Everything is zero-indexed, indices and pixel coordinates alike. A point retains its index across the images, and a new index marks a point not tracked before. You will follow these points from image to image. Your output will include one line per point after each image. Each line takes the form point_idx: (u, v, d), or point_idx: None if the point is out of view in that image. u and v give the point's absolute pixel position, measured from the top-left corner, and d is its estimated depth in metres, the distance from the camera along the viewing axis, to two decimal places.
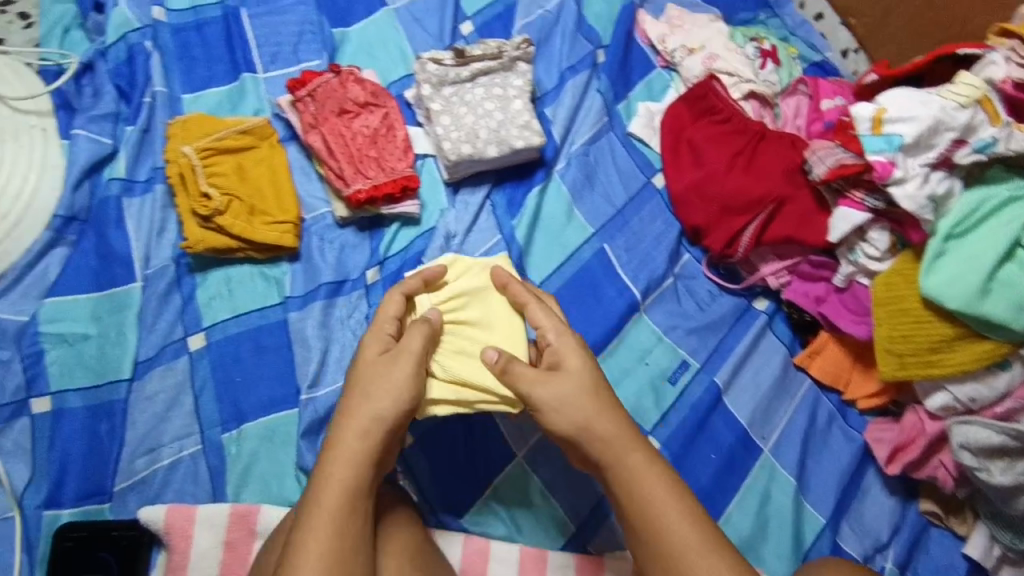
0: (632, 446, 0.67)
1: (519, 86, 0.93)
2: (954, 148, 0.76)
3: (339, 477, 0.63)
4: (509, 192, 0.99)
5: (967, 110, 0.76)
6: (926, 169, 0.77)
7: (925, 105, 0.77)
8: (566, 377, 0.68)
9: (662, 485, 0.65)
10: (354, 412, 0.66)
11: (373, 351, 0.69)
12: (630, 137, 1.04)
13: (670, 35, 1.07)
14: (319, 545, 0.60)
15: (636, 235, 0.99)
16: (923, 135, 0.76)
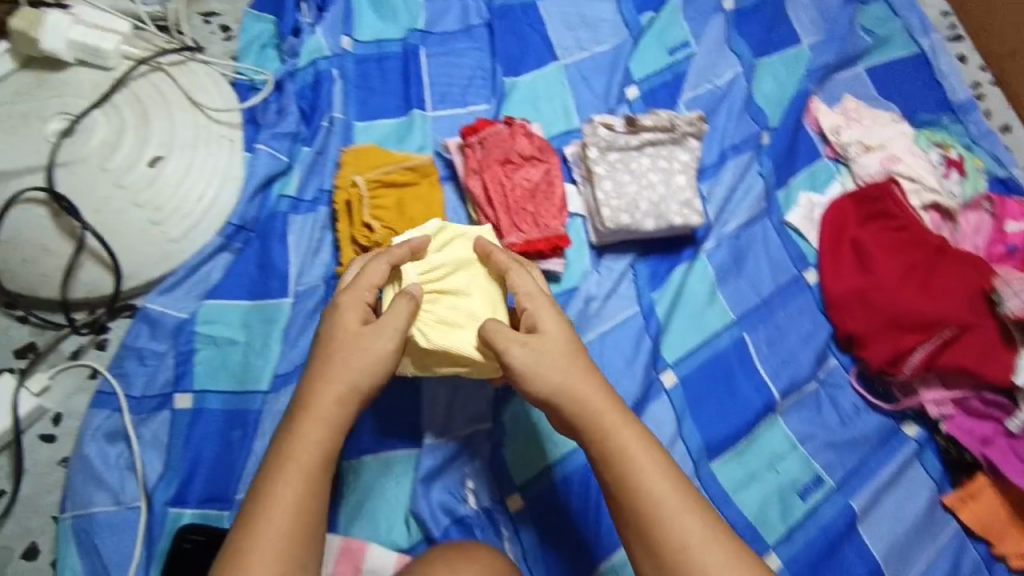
0: (607, 406, 0.68)
1: (685, 161, 0.91)
2: None
3: (317, 432, 0.65)
4: (653, 264, 0.96)
5: None
6: None
7: None
8: (546, 337, 0.69)
9: (635, 443, 0.67)
10: (327, 370, 0.67)
11: (352, 321, 0.68)
12: (786, 227, 1.00)
13: (845, 128, 1.03)
14: (297, 491, 0.62)
15: (780, 330, 0.94)
16: None
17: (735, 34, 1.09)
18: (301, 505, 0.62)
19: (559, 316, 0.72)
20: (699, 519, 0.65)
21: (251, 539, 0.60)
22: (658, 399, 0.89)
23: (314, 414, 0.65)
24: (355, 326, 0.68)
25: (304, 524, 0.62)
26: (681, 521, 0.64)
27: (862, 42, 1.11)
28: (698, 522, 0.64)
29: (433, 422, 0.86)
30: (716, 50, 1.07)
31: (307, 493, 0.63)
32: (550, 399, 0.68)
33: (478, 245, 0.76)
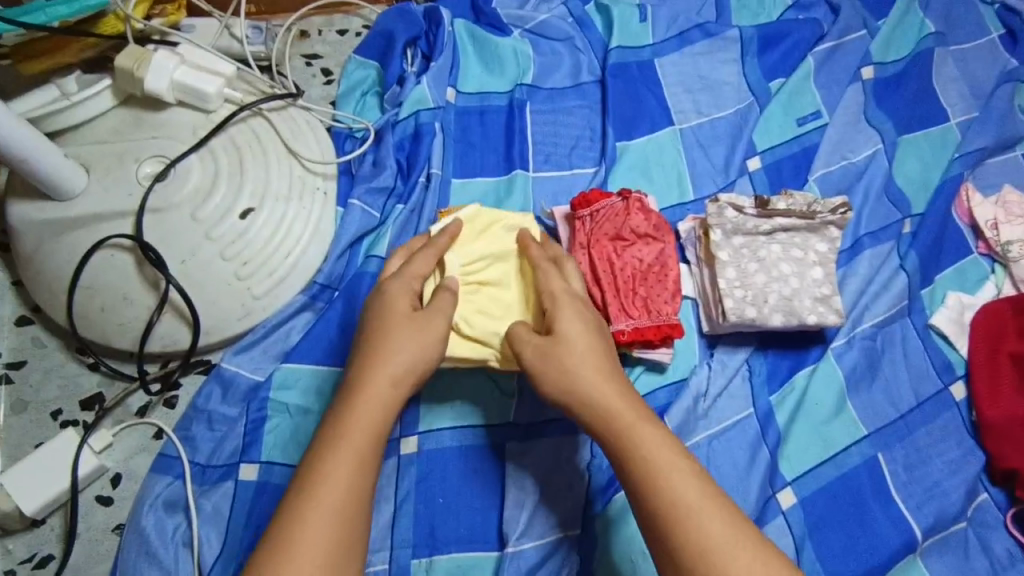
0: (623, 402, 0.64)
1: (822, 251, 0.81)
2: None
3: (373, 414, 0.61)
4: (772, 360, 0.85)
5: None
6: None
7: None
8: (564, 334, 0.67)
9: (653, 441, 0.61)
10: (383, 350, 0.64)
11: (402, 306, 0.67)
12: (929, 329, 0.87)
13: (1004, 223, 0.90)
14: (349, 470, 0.58)
15: (921, 453, 0.81)
16: None
17: (873, 107, 0.99)
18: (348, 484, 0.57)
19: (583, 314, 0.69)
20: (733, 523, 0.57)
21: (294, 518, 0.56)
22: (775, 522, 0.77)
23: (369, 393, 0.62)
24: (405, 314, 0.66)
25: (355, 507, 0.57)
26: (703, 522, 0.56)
27: (1021, 125, 0.99)
28: (729, 525, 0.56)
29: (515, 523, 0.76)
30: (852, 124, 0.97)
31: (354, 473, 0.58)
32: (566, 400, 0.65)
33: (524, 237, 0.77)
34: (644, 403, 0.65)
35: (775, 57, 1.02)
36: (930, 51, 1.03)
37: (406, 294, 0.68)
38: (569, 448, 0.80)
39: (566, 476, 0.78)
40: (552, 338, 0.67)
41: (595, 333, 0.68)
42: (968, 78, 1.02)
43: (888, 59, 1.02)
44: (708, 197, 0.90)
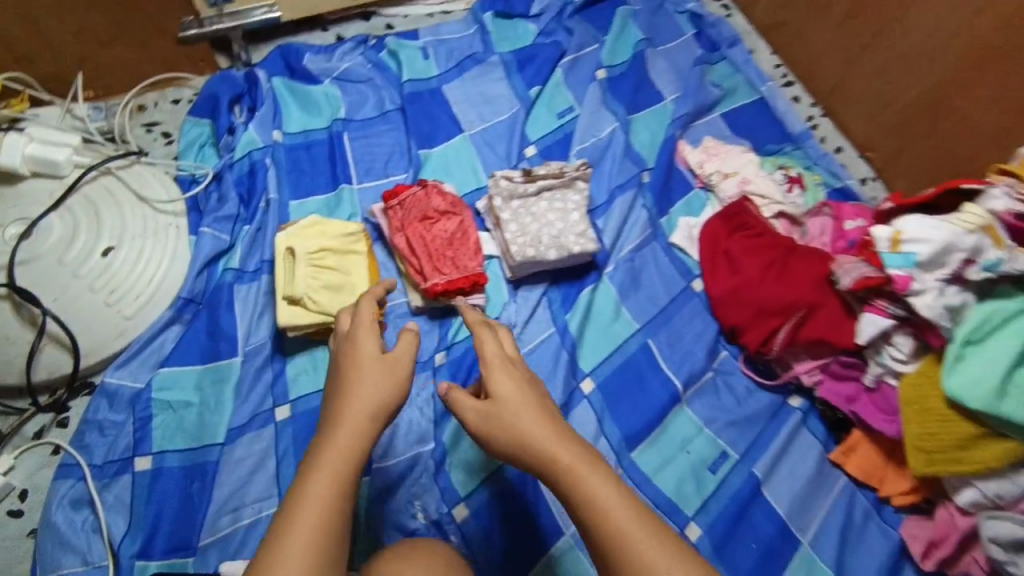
0: (566, 451, 0.66)
1: (577, 201, 1.09)
2: (965, 267, 0.79)
3: (340, 455, 0.67)
4: (564, 290, 1.11)
5: (974, 234, 0.78)
6: (941, 283, 0.80)
7: (939, 228, 0.80)
8: (501, 397, 0.69)
9: (595, 481, 0.64)
10: (352, 395, 0.70)
11: (364, 354, 0.74)
12: (672, 247, 1.18)
13: (708, 162, 1.23)
14: (320, 505, 0.63)
15: (676, 332, 1.10)
16: (936, 255, 0.79)
17: (610, 96, 1.31)
18: (329, 506, 0.63)
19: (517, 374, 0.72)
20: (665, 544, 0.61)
21: (270, 542, 0.61)
22: (580, 405, 1.01)
23: (341, 428, 0.68)
24: (368, 361, 0.73)
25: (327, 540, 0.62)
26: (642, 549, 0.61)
27: (712, 93, 1.34)
28: (664, 545, 0.61)
29: (376, 448, 0.95)
30: (596, 111, 1.28)
31: (334, 495, 0.64)
32: (514, 452, 0.68)
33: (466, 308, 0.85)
34: (590, 447, 0.68)
35: (532, 72, 1.32)
36: (644, 53, 1.38)
37: (363, 341, 0.75)
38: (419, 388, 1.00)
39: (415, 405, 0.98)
40: (492, 402, 0.70)
41: (531, 392, 0.70)
42: (674, 67, 1.38)
43: (617, 62, 1.37)
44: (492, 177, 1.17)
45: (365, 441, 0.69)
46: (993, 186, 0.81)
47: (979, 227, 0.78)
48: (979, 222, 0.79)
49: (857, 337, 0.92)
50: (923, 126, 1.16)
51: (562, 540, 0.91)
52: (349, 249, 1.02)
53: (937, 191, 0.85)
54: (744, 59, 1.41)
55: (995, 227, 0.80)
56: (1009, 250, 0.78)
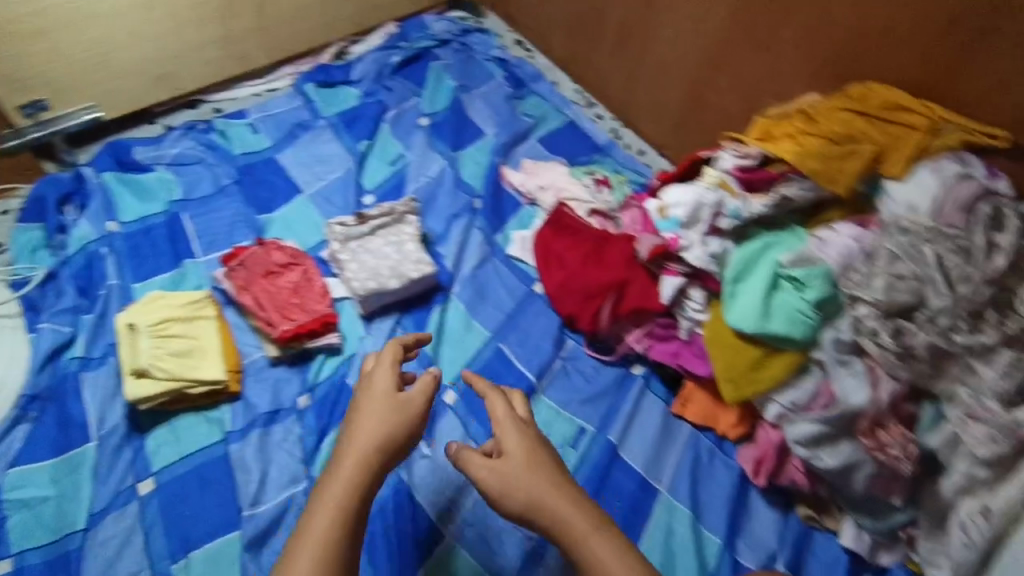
0: (565, 509, 0.78)
1: (411, 232, 1.19)
2: (716, 219, 0.96)
3: (354, 474, 0.77)
4: (416, 316, 1.20)
5: (716, 191, 0.96)
6: (703, 236, 0.97)
7: (690, 191, 0.97)
8: (507, 454, 0.83)
9: (585, 528, 0.77)
10: (366, 424, 0.82)
11: (380, 393, 0.86)
12: (511, 259, 1.29)
13: (528, 180, 1.37)
14: (332, 515, 0.74)
15: (525, 332, 1.20)
16: (692, 213, 0.95)
17: (435, 140, 1.45)
18: (335, 530, 0.73)
19: (525, 432, 0.86)
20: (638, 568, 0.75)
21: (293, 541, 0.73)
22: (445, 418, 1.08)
23: (351, 460, 0.78)
24: (384, 404, 0.84)
25: (336, 539, 0.73)
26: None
27: (525, 122, 1.50)
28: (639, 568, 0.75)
29: (247, 496, 0.96)
30: (424, 154, 1.42)
31: (349, 509, 0.75)
32: (516, 505, 0.80)
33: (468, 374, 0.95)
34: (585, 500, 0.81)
35: (359, 128, 1.44)
36: (460, 98, 1.53)
37: (384, 386, 0.86)
38: (284, 432, 1.03)
39: (283, 450, 1.01)
40: (502, 458, 0.83)
41: (537, 449, 0.84)
42: (489, 105, 1.53)
43: (438, 108, 1.51)
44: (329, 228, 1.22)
45: (373, 476, 0.79)
46: (723, 150, 0.98)
47: (717, 185, 0.96)
48: (716, 180, 0.96)
49: (661, 297, 1.08)
50: (698, 120, 1.35)
51: (445, 539, 0.97)
52: (197, 316, 1.06)
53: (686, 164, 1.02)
54: (550, 90, 1.59)
55: (730, 182, 0.97)
56: (741, 198, 0.95)
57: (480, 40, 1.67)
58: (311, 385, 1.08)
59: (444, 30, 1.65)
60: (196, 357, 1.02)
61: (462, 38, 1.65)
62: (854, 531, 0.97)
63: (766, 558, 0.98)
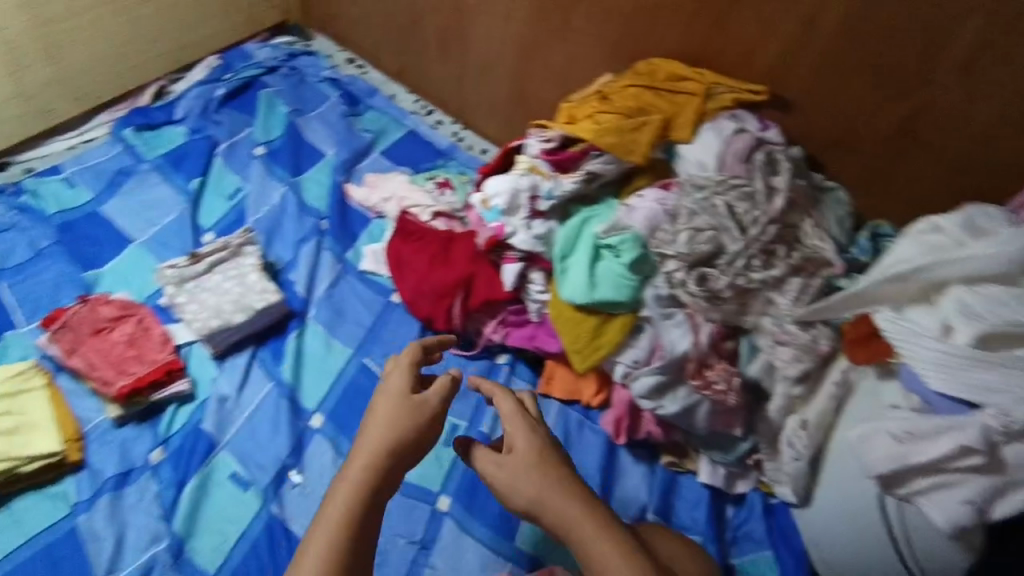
0: (575, 518, 0.73)
1: (251, 263, 1.17)
2: (534, 203, 1.00)
3: (357, 478, 0.75)
4: (273, 346, 1.17)
5: (528, 176, 1.00)
6: (526, 221, 1.01)
7: (505, 181, 1.01)
8: (516, 455, 0.77)
9: (590, 535, 0.72)
10: (375, 430, 0.78)
11: (391, 397, 0.81)
12: (365, 274, 1.29)
13: (372, 194, 1.37)
14: (333, 522, 0.72)
15: (387, 342, 1.21)
16: (510, 202, 1.00)
17: (273, 167, 1.43)
18: (337, 535, 0.71)
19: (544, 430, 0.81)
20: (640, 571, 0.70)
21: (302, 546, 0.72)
22: (315, 443, 1.07)
23: (359, 463, 0.75)
24: (391, 406, 0.80)
25: (339, 543, 0.71)
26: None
27: (363, 137, 1.51)
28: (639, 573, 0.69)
29: (100, 565, 0.93)
30: (262, 183, 1.39)
31: (350, 514, 0.73)
32: (521, 503, 0.75)
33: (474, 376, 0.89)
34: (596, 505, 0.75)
35: (189, 167, 1.39)
36: (295, 123, 1.51)
37: (397, 388, 0.82)
38: (139, 492, 0.99)
39: (140, 512, 0.98)
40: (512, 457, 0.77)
41: (551, 449, 0.78)
42: (325, 125, 1.52)
43: (272, 135, 1.49)
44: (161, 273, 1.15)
45: (380, 479, 0.76)
46: (529, 137, 1.03)
47: (528, 171, 1.00)
48: (526, 166, 1.01)
49: (506, 286, 1.12)
50: (527, 112, 1.40)
51: None
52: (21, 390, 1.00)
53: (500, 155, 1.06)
54: (386, 103, 1.60)
55: (541, 166, 1.02)
56: (553, 178, 1.00)
57: (308, 62, 1.65)
58: (163, 438, 1.05)
59: (269, 58, 1.63)
60: (26, 433, 0.97)
61: (289, 63, 1.63)
62: (710, 467, 1.05)
63: (638, 511, 1.03)
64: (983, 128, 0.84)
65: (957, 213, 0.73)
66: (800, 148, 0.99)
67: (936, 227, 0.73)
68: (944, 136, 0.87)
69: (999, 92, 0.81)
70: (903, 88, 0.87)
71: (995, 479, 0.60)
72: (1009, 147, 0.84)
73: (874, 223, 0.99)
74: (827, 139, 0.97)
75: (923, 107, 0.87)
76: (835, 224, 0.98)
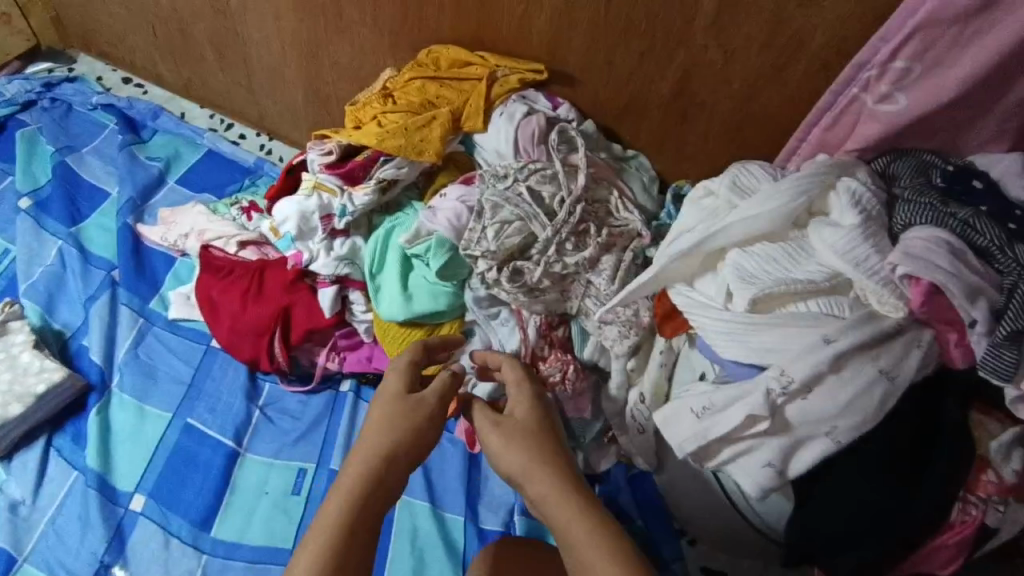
0: (569, 514, 0.61)
1: (21, 340, 1.01)
2: (327, 222, 0.97)
3: (351, 477, 0.64)
4: (72, 429, 1.02)
5: (313, 196, 0.96)
6: (325, 241, 0.98)
7: (290, 206, 0.96)
8: (518, 426, 0.69)
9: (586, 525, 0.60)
10: (374, 420, 0.69)
11: (395, 385, 0.73)
12: (176, 322, 1.15)
13: (169, 232, 1.21)
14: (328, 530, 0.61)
15: (213, 393, 1.08)
16: (300, 226, 0.96)
17: (44, 219, 1.23)
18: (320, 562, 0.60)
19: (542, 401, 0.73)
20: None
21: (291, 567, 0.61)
22: (139, 527, 0.95)
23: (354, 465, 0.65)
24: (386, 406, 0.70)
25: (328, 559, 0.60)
26: None
27: (152, 167, 1.33)
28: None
29: None
30: (35, 241, 1.20)
31: (344, 518, 0.62)
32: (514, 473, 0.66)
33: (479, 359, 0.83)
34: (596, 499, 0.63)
35: None
36: (64, 163, 1.31)
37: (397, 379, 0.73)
38: None
39: None
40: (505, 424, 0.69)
41: (548, 426, 0.69)
42: (105, 159, 1.34)
43: (40, 183, 1.29)
44: None
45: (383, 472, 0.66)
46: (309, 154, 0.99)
47: (311, 190, 0.96)
48: (308, 186, 0.97)
49: (325, 312, 1.02)
50: (328, 114, 1.29)
51: None
52: None
53: (282, 178, 1.02)
54: (175, 122, 1.41)
55: (327, 181, 0.97)
56: (344, 192, 0.95)
57: (72, 89, 1.43)
58: None
59: (21, 91, 1.40)
60: None
61: (47, 94, 1.41)
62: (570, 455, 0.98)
63: (507, 517, 0.99)
64: (749, 84, 0.84)
65: (725, 175, 0.74)
66: (592, 122, 0.98)
67: (710, 191, 0.75)
68: (715, 95, 0.87)
69: (750, 47, 0.80)
70: (665, 53, 0.86)
71: (783, 440, 0.61)
72: (776, 99, 0.84)
73: (676, 185, 0.99)
74: (613, 111, 0.97)
75: (692, 65, 0.86)
76: (641, 191, 0.99)
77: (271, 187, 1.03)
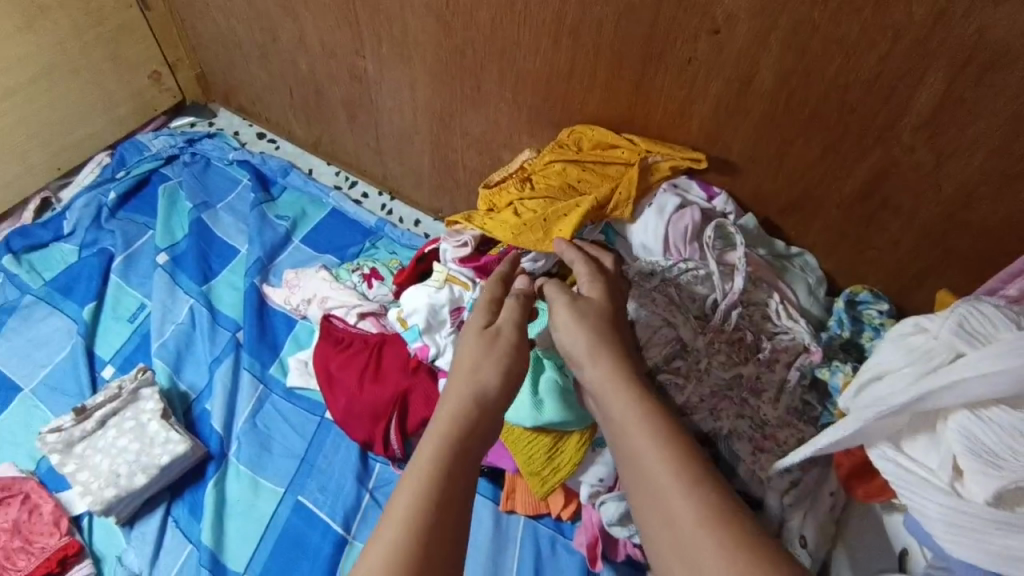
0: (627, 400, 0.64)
1: (151, 407, 1.02)
2: (457, 314, 0.94)
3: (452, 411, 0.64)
4: (189, 498, 1.02)
5: (444, 289, 0.95)
6: (451, 335, 0.94)
7: (422, 297, 0.95)
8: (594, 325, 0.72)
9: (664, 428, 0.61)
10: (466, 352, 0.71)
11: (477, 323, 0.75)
12: (293, 390, 1.13)
13: (292, 295, 1.21)
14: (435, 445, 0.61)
15: (325, 472, 1.05)
16: (429, 318, 0.94)
17: (178, 275, 1.27)
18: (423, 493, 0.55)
19: (624, 337, 0.74)
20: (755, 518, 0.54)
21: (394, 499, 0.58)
22: None
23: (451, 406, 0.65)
24: (474, 337, 0.72)
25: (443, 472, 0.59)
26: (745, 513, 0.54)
27: (279, 226, 1.35)
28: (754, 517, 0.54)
29: None
30: (168, 297, 1.23)
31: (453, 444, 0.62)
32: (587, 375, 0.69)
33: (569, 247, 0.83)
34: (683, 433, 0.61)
35: (81, 290, 1.25)
36: (200, 215, 1.35)
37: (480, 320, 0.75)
38: None
39: None
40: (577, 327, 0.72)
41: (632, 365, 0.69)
42: (236, 216, 1.38)
43: (176, 238, 1.33)
44: (41, 440, 0.97)
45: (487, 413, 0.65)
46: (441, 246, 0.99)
47: (442, 282, 0.95)
48: (441, 277, 0.96)
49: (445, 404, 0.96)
50: (453, 179, 1.25)
51: None
52: None
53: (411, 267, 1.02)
54: (303, 179, 1.43)
55: (460, 274, 0.96)
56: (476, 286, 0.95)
57: (212, 145, 1.48)
58: None
59: (165, 146, 1.47)
60: None
61: (188, 149, 1.47)
62: None
63: None
64: (963, 192, 0.72)
65: (947, 315, 0.61)
66: (754, 215, 0.88)
67: (922, 329, 0.63)
68: (916, 197, 0.75)
69: (973, 150, 0.68)
70: (858, 150, 0.75)
71: None
72: (997, 212, 0.71)
73: (850, 290, 0.86)
74: (779, 204, 0.86)
75: (891, 161, 0.74)
76: (806, 296, 0.86)
77: (400, 272, 1.03)
